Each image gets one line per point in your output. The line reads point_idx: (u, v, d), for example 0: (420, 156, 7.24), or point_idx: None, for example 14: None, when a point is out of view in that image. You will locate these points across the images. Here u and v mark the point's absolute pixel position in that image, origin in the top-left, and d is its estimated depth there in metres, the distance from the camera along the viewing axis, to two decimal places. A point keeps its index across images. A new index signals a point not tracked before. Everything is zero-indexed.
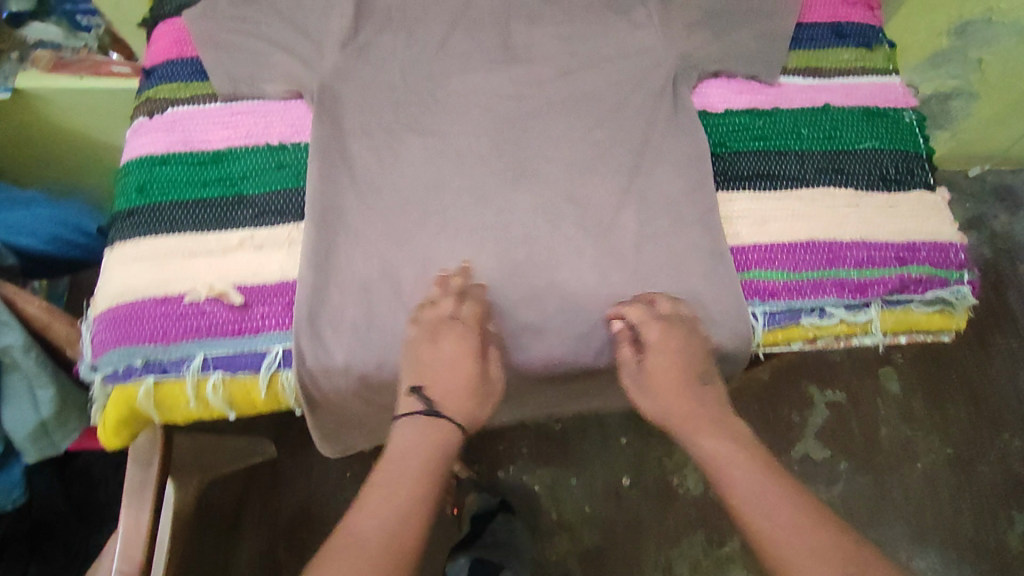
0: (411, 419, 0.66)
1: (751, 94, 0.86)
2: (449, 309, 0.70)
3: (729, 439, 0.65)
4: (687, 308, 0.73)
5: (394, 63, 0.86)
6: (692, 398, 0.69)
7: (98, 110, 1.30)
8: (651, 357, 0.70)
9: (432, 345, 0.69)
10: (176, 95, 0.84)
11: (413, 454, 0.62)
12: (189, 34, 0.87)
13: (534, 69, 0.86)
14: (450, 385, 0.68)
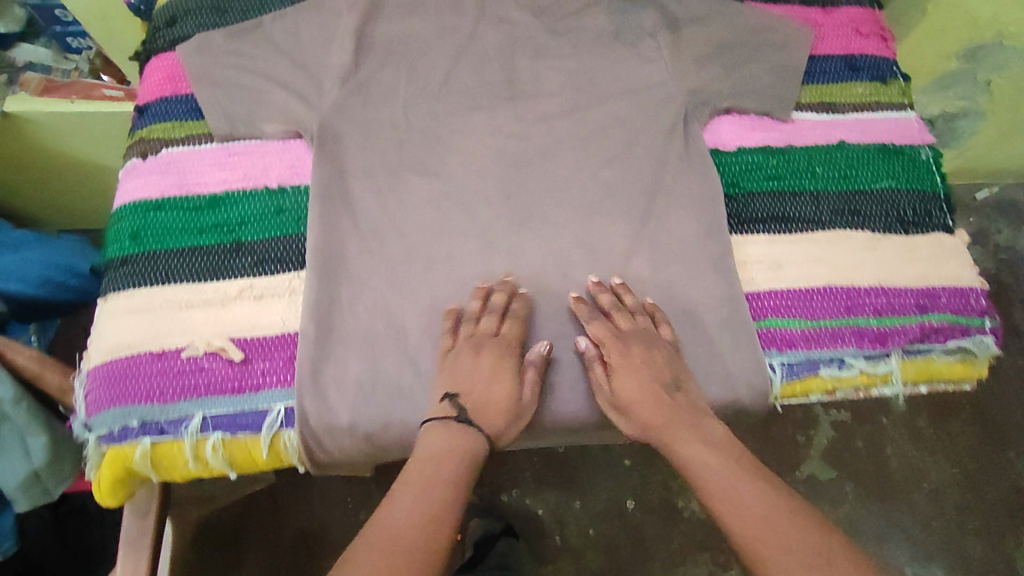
0: (442, 423, 0.66)
1: (764, 131, 0.84)
2: (490, 326, 0.71)
3: (715, 449, 0.65)
4: (642, 317, 0.73)
5: (396, 100, 0.83)
6: (667, 407, 0.68)
7: (89, 135, 1.26)
8: (619, 373, 0.70)
9: (471, 360, 0.70)
10: (171, 135, 0.81)
11: (445, 457, 0.63)
12: (182, 70, 0.84)
13: (540, 106, 0.84)
14: (485, 400, 0.68)
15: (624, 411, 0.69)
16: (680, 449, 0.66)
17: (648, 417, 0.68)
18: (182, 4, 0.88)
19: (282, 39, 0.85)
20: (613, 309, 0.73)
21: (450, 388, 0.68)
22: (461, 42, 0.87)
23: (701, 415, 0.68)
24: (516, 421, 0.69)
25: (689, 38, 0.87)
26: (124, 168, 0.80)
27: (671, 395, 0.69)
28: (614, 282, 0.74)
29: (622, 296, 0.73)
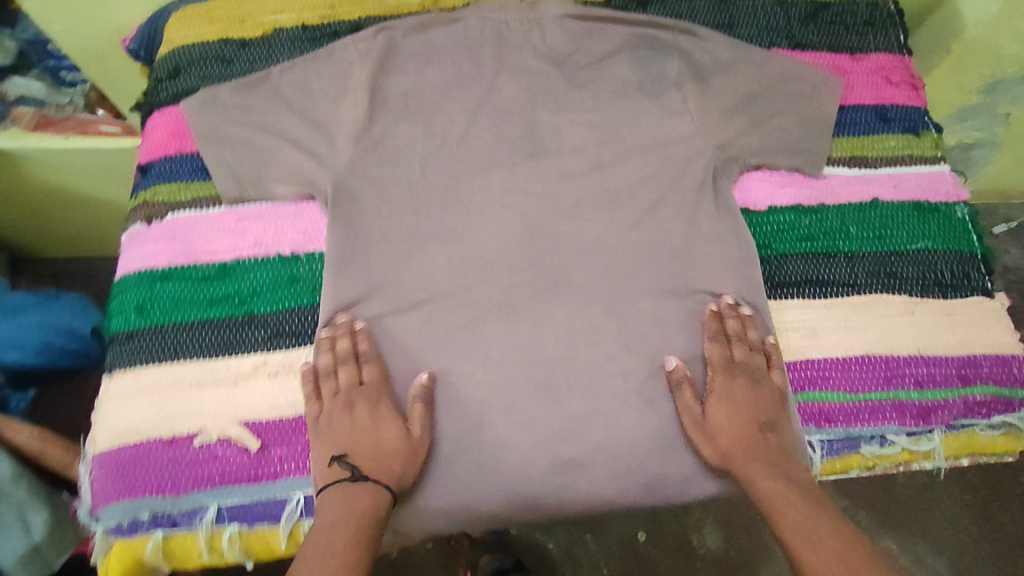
0: (334, 490, 0.64)
1: (795, 188, 0.81)
2: (349, 375, 0.69)
3: (790, 482, 0.65)
4: (759, 354, 0.73)
5: (413, 157, 0.79)
6: (743, 440, 0.68)
7: (84, 172, 1.21)
8: (718, 400, 0.70)
9: (347, 417, 0.67)
10: (177, 198, 0.77)
11: (342, 524, 0.61)
12: (187, 126, 0.80)
13: (562, 163, 0.81)
14: (379, 447, 0.66)
15: (707, 434, 0.69)
16: (754, 481, 0.66)
17: (725, 447, 0.68)
18: (185, 54, 0.84)
19: (292, 92, 0.81)
20: (735, 337, 0.73)
21: (333, 448, 0.66)
22: (478, 95, 0.83)
23: (781, 454, 0.68)
24: (415, 462, 0.67)
25: (716, 88, 0.84)
26: (128, 233, 0.76)
27: (760, 429, 0.69)
28: (744, 311, 0.74)
29: (747, 327, 0.74)
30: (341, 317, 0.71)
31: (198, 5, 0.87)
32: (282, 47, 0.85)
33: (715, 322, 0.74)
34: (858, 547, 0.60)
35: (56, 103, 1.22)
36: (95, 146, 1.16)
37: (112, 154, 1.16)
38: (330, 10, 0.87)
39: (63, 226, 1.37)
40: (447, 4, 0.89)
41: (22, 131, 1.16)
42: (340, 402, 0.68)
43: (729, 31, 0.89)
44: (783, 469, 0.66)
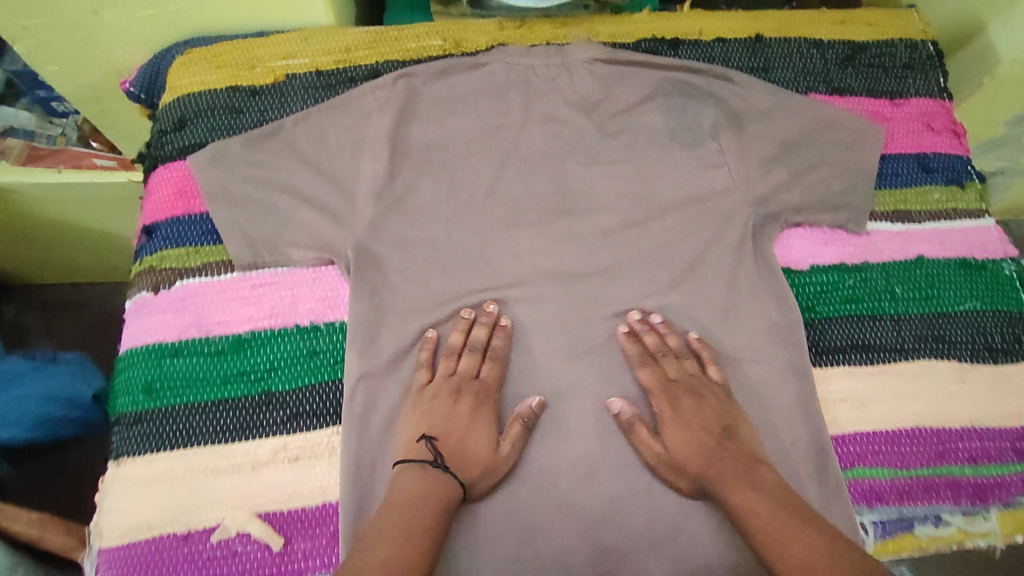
0: (417, 468, 0.63)
1: (838, 245, 0.78)
2: (472, 367, 0.71)
3: (761, 491, 0.62)
4: (686, 360, 0.73)
5: (439, 216, 0.76)
6: (716, 456, 0.66)
7: (77, 208, 1.15)
8: (670, 425, 0.69)
9: (449, 403, 0.68)
10: (185, 264, 0.72)
11: (420, 502, 0.60)
12: (195, 184, 0.75)
13: (596, 220, 0.78)
14: (462, 448, 0.66)
15: (678, 467, 0.67)
16: (726, 494, 0.63)
17: (697, 467, 0.66)
18: (192, 103, 0.79)
19: (309, 146, 0.77)
20: (659, 352, 0.72)
21: (423, 429, 0.66)
22: (505, 149, 0.80)
23: (750, 460, 0.65)
24: (487, 477, 0.66)
25: (752, 136, 0.80)
26: (132, 300, 0.71)
27: (718, 441, 0.67)
28: (656, 321, 0.74)
29: (663, 338, 0.73)
30: (467, 311, 0.72)
31: (204, 48, 0.82)
32: (296, 95, 0.80)
33: (634, 342, 0.73)
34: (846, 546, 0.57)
35: (48, 136, 1.16)
36: (89, 180, 1.07)
37: (107, 189, 1.09)
38: (345, 54, 0.82)
39: (50, 260, 1.30)
40: (471, 47, 0.84)
41: (12, 165, 1.08)
42: (447, 392, 0.69)
43: (764, 74, 0.85)
44: (755, 479, 0.63)
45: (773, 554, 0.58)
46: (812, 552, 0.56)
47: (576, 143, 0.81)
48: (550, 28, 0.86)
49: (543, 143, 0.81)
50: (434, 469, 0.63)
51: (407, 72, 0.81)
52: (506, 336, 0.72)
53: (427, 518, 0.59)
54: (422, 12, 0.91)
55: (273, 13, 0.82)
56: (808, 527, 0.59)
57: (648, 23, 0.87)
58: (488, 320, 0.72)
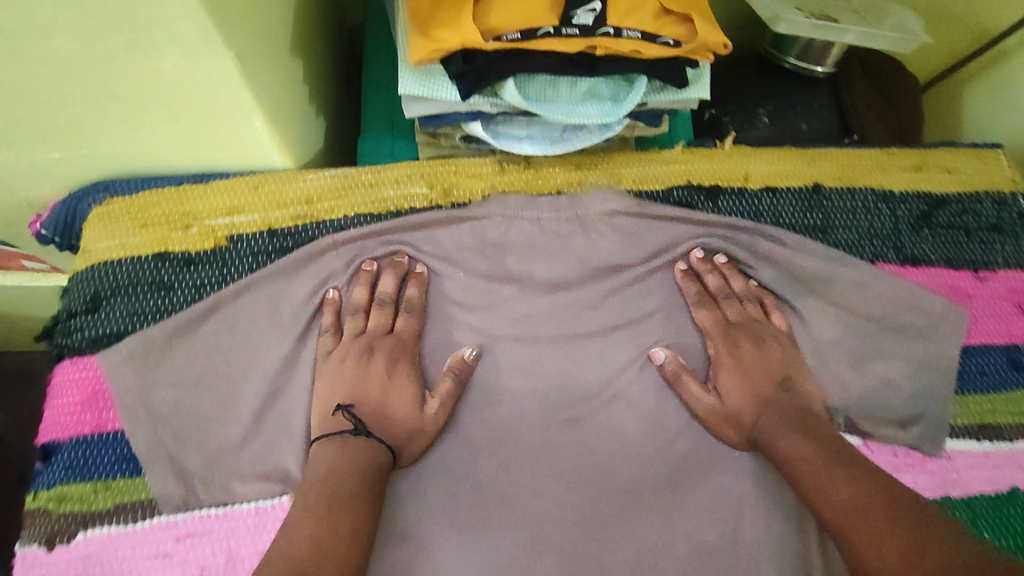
0: (331, 442, 0.56)
1: (912, 474, 0.63)
2: (382, 323, 0.64)
3: (811, 437, 0.57)
4: (752, 305, 0.67)
5: (419, 427, 0.60)
6: (770, 405, 0.61)
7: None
8: (727, 369, 0.64)
9: (362, 367, 0.61)
10: (90, 505, 0.58)
11: (343, 475, 0.53)
12: (109, 394, 0.60)
13: (615, 429, 0.63)
14: (384, 410, 0.59)
15: (732, 420, 0.62)
16: (773, 446, 0.58)
17: (749, 418, 0.62)
18: (109, 276, 0.63)
19: (255, 327, 0.63)
20: (721, 293, 0.66)
21: (340, 399, 0.60)
22: (504, 327, 0.65)
23: (805, 413, 0.60)
24: (418, 439, 0.60)
25: (809, 316, 0.67)
26: (18, 549, 0.56)
27: (775, 391, 0.62)
28: (721, 261, 0.68)
29: (729, 279, 0.67)
30: (368, 262, 0.65)
31: (126, 197, 0.65)
32: (241, 264, 0.64)
33: (692, 281, 0.67)
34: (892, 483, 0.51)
35: None
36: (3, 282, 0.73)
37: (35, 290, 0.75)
38: (305, 207, 0.66)
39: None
40: (462, 195, 0.68)
41: None
42: (357, 349, 0.62)
43: (822, 236, 0.68)
44: (804, 426, 0.58)
45: (813, 495, 0.53)
46: (862, 494, 0.50)
47: (593, 319, 0.66)
48: (562, 172, 0.68)
49: (553, 318, 0.66)
50: (356, 438, 0.56)
51: (389, 228, 0.66)
52: (422, 284, 0.65)
53: (363, 485, 0.53)
54: (404, 138, 0.74)
55: (216, 158, 0.65)
56: (856, 470, 0.53)
57: (681, 163, 0.70)
58: (394, 267, 0.65)
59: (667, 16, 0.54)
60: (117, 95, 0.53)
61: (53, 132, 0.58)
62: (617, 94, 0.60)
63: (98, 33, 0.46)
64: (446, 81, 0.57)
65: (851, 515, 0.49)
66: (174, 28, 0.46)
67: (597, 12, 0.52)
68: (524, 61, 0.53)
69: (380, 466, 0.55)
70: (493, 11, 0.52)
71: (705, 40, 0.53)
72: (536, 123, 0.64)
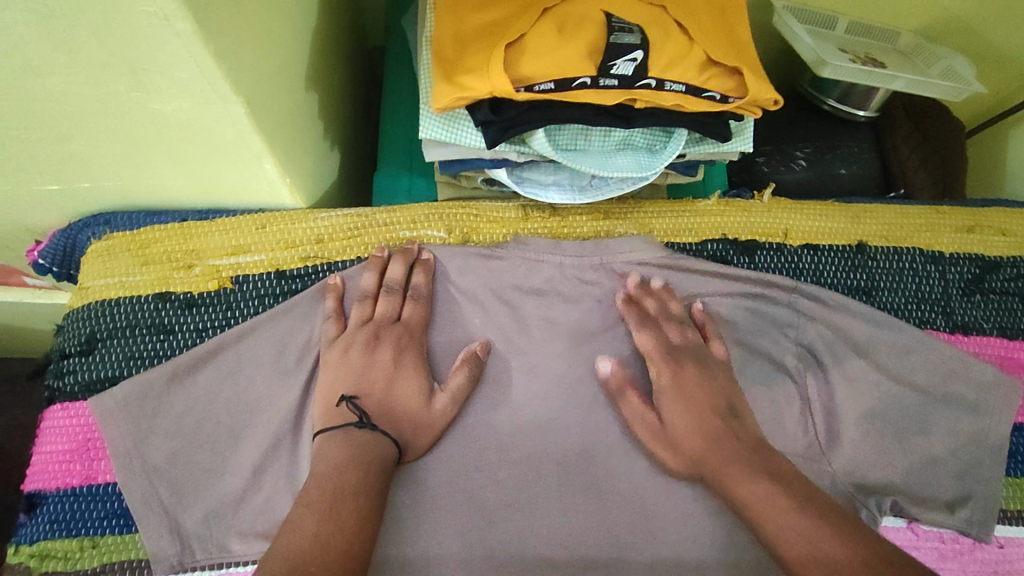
0: (336, 432, 0.52)
1: (958, 564, 0.57)
2: (388, 309, 0.58)
3: (768, 477, 0.49)
4: (692, 328, 0.59)
5: (428, 491, 0.55)
6: (714, 441, 0.53)
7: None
8: (670, 394, 0.55)
9: (365, 357, 0.55)
10: (77, 563, 0.54)
11: (347, 465, 0.49)
12: (101, 442, 0.56)
13: (639, 497, 0.56)
14: (390, 400, 0.54)
15: (675, 446, 0.54)
16: (731, 489, 0.50)
17: (693, 451, 0.53)
18: (106, 316, 0.59)
19: (259, 372, 0.59)
20: (662, 317, 0.59)
21: (344, 387, 0.54)
22: (518, 377, 0.58)
23: (754, 444, 0.53)
24: (428, 432, 0.55)
25: (854, 381, 0.59)
26: None
27: (723, 420, 0.54)
28: (658, 285, 0.61)
29: (668, 302, 0.60)
30: (378, 248, 0.61)
31: (130, 232, 0.62)
32: (245, 308, 0.60)
33: (632, 306, 0.59)
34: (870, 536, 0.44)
35: None
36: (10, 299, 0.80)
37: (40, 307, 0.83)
38: (315, 248, 0.61)
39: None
40: (482, 240, 0.63)
41: None
42: (364, 336, 0.56)
43: (867, 299, 0.63)
44: (768, 467, 0.50)
45: (784, 547, 0.45)
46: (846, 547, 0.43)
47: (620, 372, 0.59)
48: (589, 223, 0.63)
49: (575, 368, 0.59)
50: (360, 429, 0.51)
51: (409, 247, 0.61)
52: (429, 271, 0.60)
53: (367, 474, 0.49)
54: (423, 176, 0.70)
55: (223, 195, 0.61)
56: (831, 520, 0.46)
57: (715, 215, 0.64)
58: (404, 256, 0.60)
59: (714, 68, 0.51)
60: (116, 134, 0.50)
61: (45, 158, 0.54)
62: (653, 145, 0.56)
63: (94, 74, 0.43)
64: (472, 127, 0.54)
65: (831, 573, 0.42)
66: (176, 73, 0.42)
67: (638, 62, 0.49)
68: (555, 111, 0.50)
69: (386, 458, 0.51)
70: (526, 59, 0.48)
71: (754, 96, 0.50)
72: (563, 169, 0.60)
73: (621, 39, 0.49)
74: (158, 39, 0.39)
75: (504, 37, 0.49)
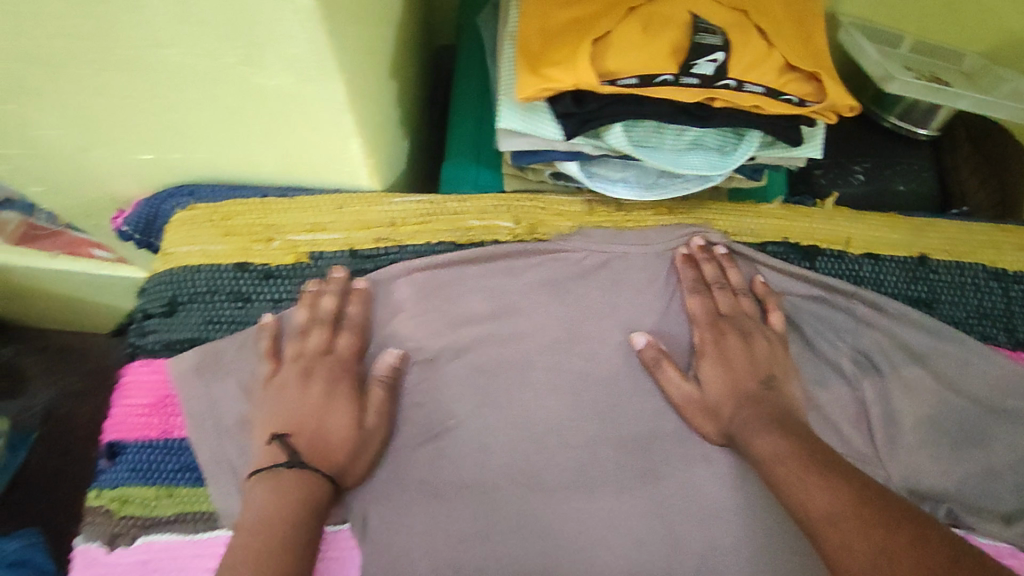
0: (266, 476, 0.51)
1: None
2: (320, 340, 0.58)
3: (790, 436, 0.52)
4: (748, 300, 0.61)
5: (483, 468, 0.57)
6: (747, 403, 0.56)
7: (73, 288, 1.01)
8: (710, 359, 0.58)
9: (299, 391, 0.56)
10: (153, 511, 0.57)
11: (272, 519, 0.48)
12: (179, 399, 0.59)
13: (694, 488, 0.57)
14: (321, 435, 0.54)
15: (710, 411, 0.57)
16: (750, 443, 0.54)
17: (728, 414, 0.56)
18: (188, 282, 0.62)
19: None
20: (716, 283, 0.61)
21: (277, 426, 0.54)
22: (577, 364, 0.60)
23: (786, 413, 0.55)
24: (361, 457, 0.55)
25: (912, 388, 0.60)
26: (80, 545, 0.56)
27: (760, 388, 0.57)
28: (720, 251, 0.63)
29: (727, 270, 0.62)
30: (310, 283, 0.61)
31: (212, 204, 0.64)
32: (320, 283, 0.63)
33: (690, 266, 0.62)
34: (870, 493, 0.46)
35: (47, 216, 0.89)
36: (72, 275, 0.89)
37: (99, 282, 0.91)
38: (388, 230, 0.64)
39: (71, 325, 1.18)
40: (549, 233, 0.65)
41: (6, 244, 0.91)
42: (295, 371, 0.57)
43: (928, 311, 0.63)
44: (785, 424, 0.54)
45: (795, 501, 0.48)
46: (837, 501, 0.46)
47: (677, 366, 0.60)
48: (652, 216, 0.65)
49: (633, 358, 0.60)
50: (289, 475, 0.51)
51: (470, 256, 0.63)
52: (365, 300, 0.60)
53: (306, 524, 0.49)
54: (490, 168, 0.72)
55: (305, 172, 0.64)
56: (836, 477, 0.48)
57: (781, 219, 0.66)
58: (337, 286, 0.60)
59: (792, 72, 0.52)
60: (216, 106, 0.53)
61: (148, 127, 0.57)
62: (724, 146, 0.58)
63: (211, 47, 0.46)
64: (550, 119, 0.56)
65: (822, 523, 0.46)
66: (288, 48, 0.45)
67: (718, 63, 0.50)
68: (636, 104, 0.52)
69: (323, 489, 0.51)
70: (612, 54, 0.50)
71: (833, 101, 0.52)
72: (631, 166, 0.62)
73: (704, 39, 0.50)
74: (279, 16, 0.42)
75: (592, 32, 0.51)
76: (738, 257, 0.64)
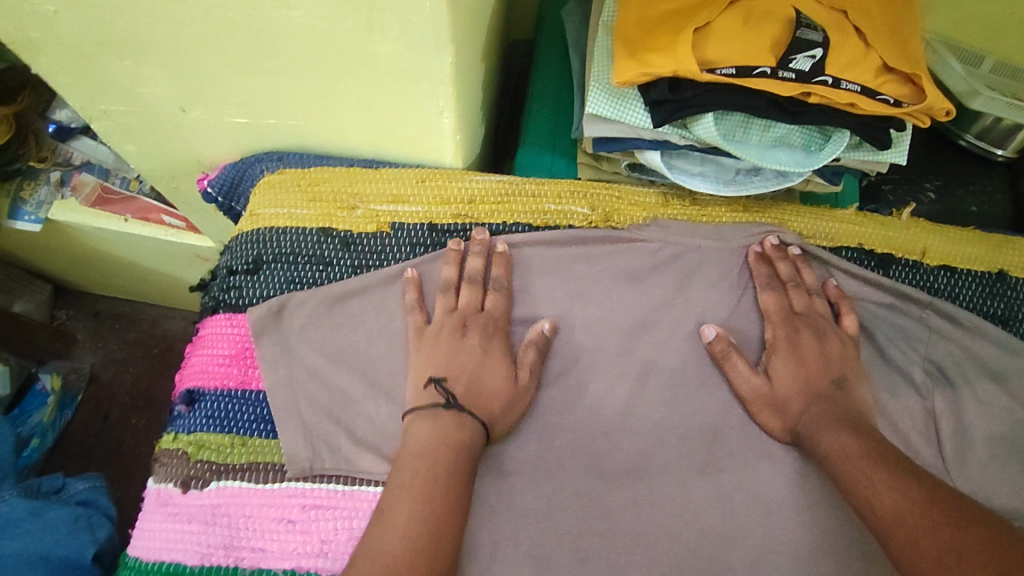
0: (426, 415, 0.55)
1: None
2: (473, 299, 0.61)
3: (859, 434, 0.52)
4: (821, 300, 0.61)
5: (546, 443, 0.58)
6: (818, 401, 0.56)
7: (143, 252, 1.04)
8: (782, 355, 0.59)
9: (455, 339, 0.59)
10: (226, 458, 0.59)
11: (432, 454, 0.51)
12: (256, 352, 0.62)
13: (755, 482, 0.57)
14: (477, 381, 0.57)
15: (779, 408, 0.57)
16: (819, 441, 0.53)
17: (796, 411, 0.56)
18: (273, 242, 0.65)
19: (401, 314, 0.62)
20: (791, 282, 0.62)
21: (431, 370, 0.58)
22: (644, 351, 0.61)
23: (856, 413, 0.55)
24: (514, 410, 0.57)
25: (985, 403, 0.59)
26: (154, 486, 0.59)
27: (831, 388, 0.57)
28: (795, 252, 0.63)
29: (801, 269, 0.63)
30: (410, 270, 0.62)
31: (300, 170, 0.67)
32: (399, 253, 0.64)
33: (764, 264, 0.63)
34: (939, 489, 0.45)
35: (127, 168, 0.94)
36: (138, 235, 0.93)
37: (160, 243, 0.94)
38: (467, 207, 0.65)
39: (135, 288, 1.22)
40: (623, 222, 0.65)
41: (87, 204, 0.95)
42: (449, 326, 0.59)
43: (1003, 328, 0.63)
44: (857, 425, 0.53)
45: (865, 498, 0.48)
46: (907, 498, 0.45)
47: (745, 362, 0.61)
48: (728, 212, 0.65)
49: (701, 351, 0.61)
50: (447, 417, 0.54)
51: (546, 240, 0.64)
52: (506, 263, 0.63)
53: (453, 460, 0.51)
54: (564, 157, 0.73)
55: (392, 144, 0.66)
56: (904, 474, 0.48)
57: (856, 225, 0.65)
58: (481, 242, 0.63)
59: (889, 74, 0.53)
60: (324, 72, 0.55)
61: (252, 91, 0.60)
62: (809, 145, 0.58)
63: (333, 10, 0.48)
64: (640, 108, 0.57)
65: (891, 518, 0.45)
66: (407, 15, 0.47)
67: (816, 59, 0.51)
68: (731, 95, 0.53)
69: (473, 431, 0.54)
70: (711, 43, 0.51)
71: (931, 103, 0.51)
72: (710, 162, 0.62)
73: (805, 35, 0.52)
74: None
75: (693, 22, 0.52)
76: (812, 259, 0.64)
